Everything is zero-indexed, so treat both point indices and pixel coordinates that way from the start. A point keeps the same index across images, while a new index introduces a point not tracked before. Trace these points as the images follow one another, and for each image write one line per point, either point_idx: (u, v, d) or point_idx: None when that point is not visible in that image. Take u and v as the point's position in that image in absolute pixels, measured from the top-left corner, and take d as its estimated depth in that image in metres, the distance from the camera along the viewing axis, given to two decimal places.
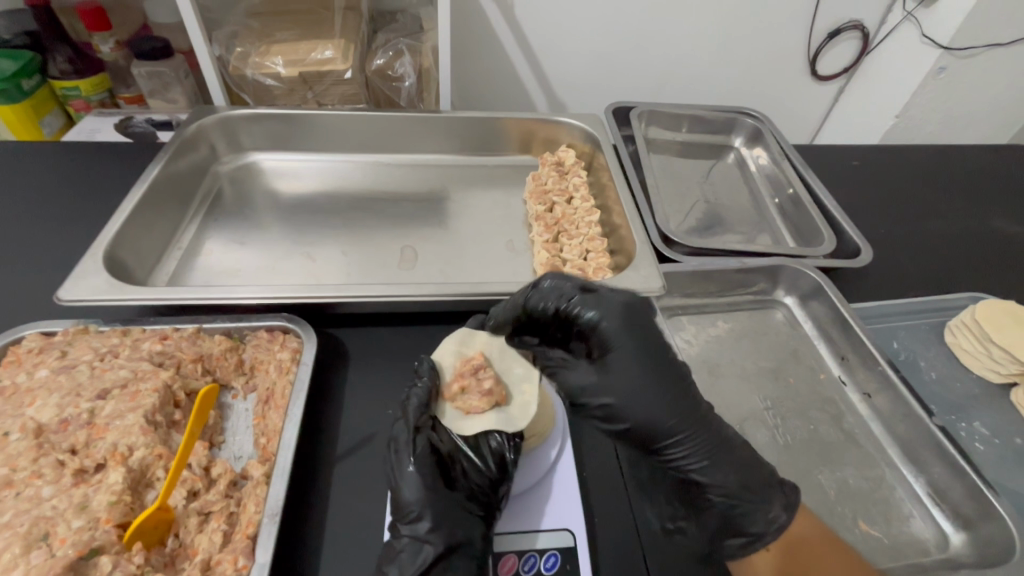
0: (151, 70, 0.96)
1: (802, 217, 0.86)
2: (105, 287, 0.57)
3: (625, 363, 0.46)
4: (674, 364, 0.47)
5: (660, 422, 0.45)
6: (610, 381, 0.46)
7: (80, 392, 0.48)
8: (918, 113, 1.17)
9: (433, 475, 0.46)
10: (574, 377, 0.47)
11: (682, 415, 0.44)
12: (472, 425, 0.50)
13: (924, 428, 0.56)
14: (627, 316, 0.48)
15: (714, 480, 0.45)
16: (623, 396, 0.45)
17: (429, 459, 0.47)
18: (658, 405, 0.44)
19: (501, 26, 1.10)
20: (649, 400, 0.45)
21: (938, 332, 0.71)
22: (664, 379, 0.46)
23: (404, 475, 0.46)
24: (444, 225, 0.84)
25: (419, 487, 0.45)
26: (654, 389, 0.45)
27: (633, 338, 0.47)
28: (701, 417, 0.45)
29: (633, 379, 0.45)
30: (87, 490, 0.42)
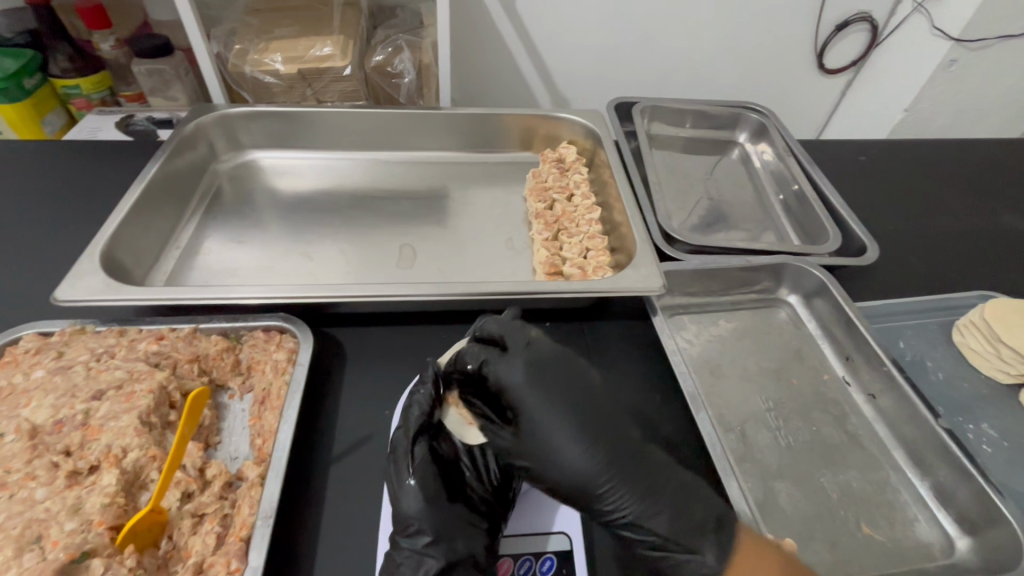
0: (151, 67, 0.96)
1: (807, 213, 0.85)
2: (102, 287, 0.57)
3: (533, 419, 0.47)
4: (588, 406, 0.48)
5: (575, 480, 0.46)
6: (523, 444, 0.47)
7: (75, 393, 0.48)
8: (927, 106, 1.15)
9: (437, 483, 0.46)
10: (495, 442, 0.49)
11: (596, 471, 0.46)
12: (473, 433, 0.51)
13: (929, 430, 0.55)
14: (535, 368, 0.49)
15: (645, 529, 0.45)
16: (534, 446, 0.47)
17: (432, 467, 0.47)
18: (570, 462, 0.46)
19: (502, 21, 1.09)
20: (562, 460, 0.46)
21: (946, 331, 0.69)
22: (575, 433, 0.47)
23: (406, 483, 0.46)
24: (444, 223, 0.83)
25: (421, 495, 0.45)
26: (562, 444, 0.46)
27: (541, 390, 0.48)
28: (620, 470, 0.46)
29: (540, 434, 0.47)
30: (80, 492, 0.42)
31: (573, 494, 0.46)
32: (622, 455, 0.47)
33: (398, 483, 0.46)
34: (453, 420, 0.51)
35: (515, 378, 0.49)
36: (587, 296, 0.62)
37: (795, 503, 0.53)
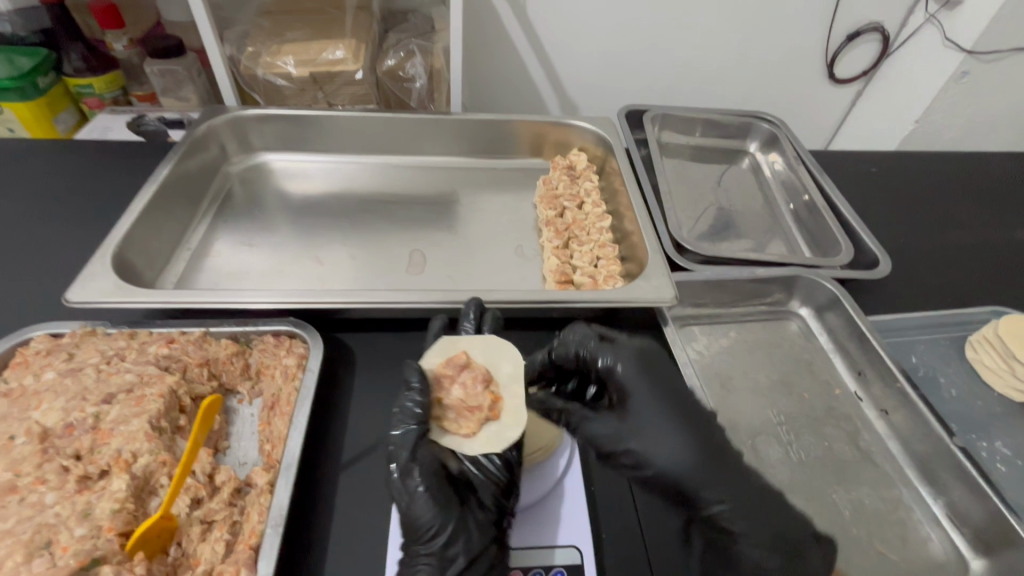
0: (164, 68, 0.96)
1: (818, 225, 0.84)
2: (113, 289, 0.57)
3: (641, 400, 0.47)
4: (684, 405, 0.47)
5: (669, 455, 0.44)
6: (624, 425, 0.46)
7: (85, 396, 0.48)
8: (940, 117, 1.14)
9: (441, 489, 0.46)
10: (591, 426, 0.48)
11: (686, 448, 0.44)
12: (470, 446, 0.48)
13: (944, 448, 0.54)
14: (644, 360, 0.49)
15: (741, 525, 0.42)
16: (633, 437, 0.45)
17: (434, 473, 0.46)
18: (672, 441, 0.44)
19: (513, 26, 1.08)
20: (659, 436, 0.44)
21: (959, 347, 0.69)
22: (673, 415, 0.46)
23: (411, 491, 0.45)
24: (454, 230, 0.83)
25: (428, 503, 0.45)
26: (658, 419, 0.46)
27: (649, 385, 0.48)
28: (712, 450, 0.44)
29: (642, 409, 0.46)
30: (91, 497, 0.42)
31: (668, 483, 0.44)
32: (718, 439, 0.45)
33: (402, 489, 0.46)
34: (434, 431, 0.50)
35: (614, 359, 0.50)
36: (599, 306, 0.62)
37: (806, 519, 0.52)
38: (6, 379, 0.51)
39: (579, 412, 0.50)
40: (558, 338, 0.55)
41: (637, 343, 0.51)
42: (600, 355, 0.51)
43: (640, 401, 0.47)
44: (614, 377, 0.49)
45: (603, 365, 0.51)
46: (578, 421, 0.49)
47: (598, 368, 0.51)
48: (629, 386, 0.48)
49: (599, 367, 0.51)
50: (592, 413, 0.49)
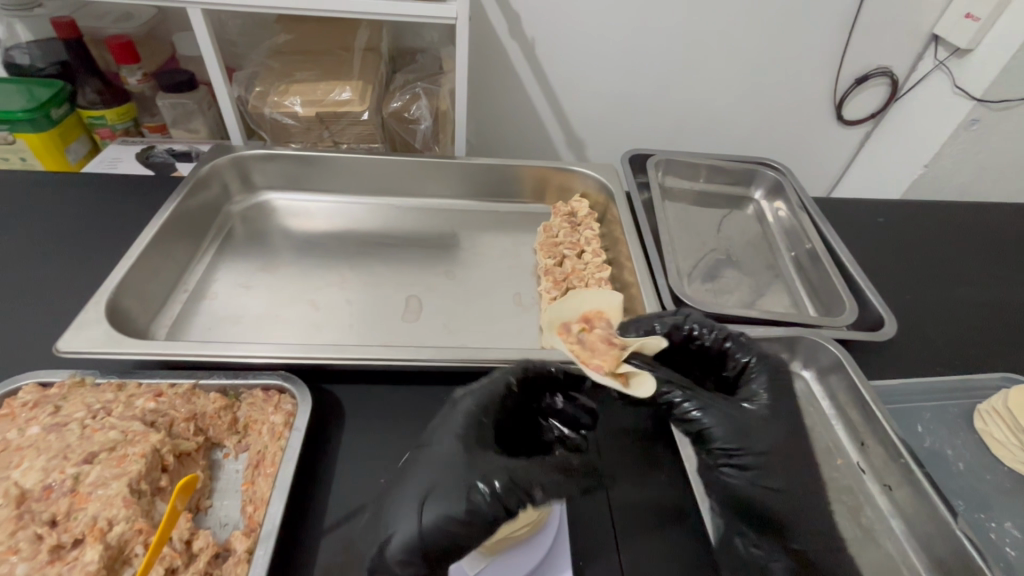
0: (175, 101, 0.97)
1: (821, 278, 0.83)
2: (105, 339, 0.57)
3: (776, 412, 0.51)
4: (801, 430, 0.52)
5: (782, 473, 0.48)
6: (757, 430, 0.49)
7: (67, 455, 0.47)
8: (949, 163, 1.13)
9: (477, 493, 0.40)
10: (713, 415, 0.49)
11: (797, 472, 0.48)
12: (636, 386, 0.51)
13: (950, 533, 0.52)
14: (788, 388, 0.54)
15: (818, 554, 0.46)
16: (758, 442, 0.48)
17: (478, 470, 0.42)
18: (787, 464, 0.48)
19: (521, 66, 1.09)
20: (781, 454, 0.48)
21: (967, 416, 0.67)
22: (795, 438, 0.51)
23: (451, 477, 0.41)
24: (452, 274, 0.82)
25: (445, 459, 0.43)
26: (789, 436, 0.50)
27: (792, 408, 0.52)
28: (812, 478, 0.49)
29: (780, 421, 0.50)
30: (62, 569, 0.41)
31: (761, 504, 0.47)
32: (813, 480, 0.49)
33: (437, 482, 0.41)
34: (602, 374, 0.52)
35: (765, 367, 0.54)
36: None
37: None
38: None
39: (713, 399, 0.50)
40: (698, 320, 0.58)
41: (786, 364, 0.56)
42: (750, 358, 0.55)
43: (777, 411, 0.51)
44: (761, 382, 0.53)
45: (747, 367, 0.55)
46: (708, 410, 0.49)
47: (737, 365, 0.55)
48: (768, 392, 0.52)
49: (743, 366, 0.55)
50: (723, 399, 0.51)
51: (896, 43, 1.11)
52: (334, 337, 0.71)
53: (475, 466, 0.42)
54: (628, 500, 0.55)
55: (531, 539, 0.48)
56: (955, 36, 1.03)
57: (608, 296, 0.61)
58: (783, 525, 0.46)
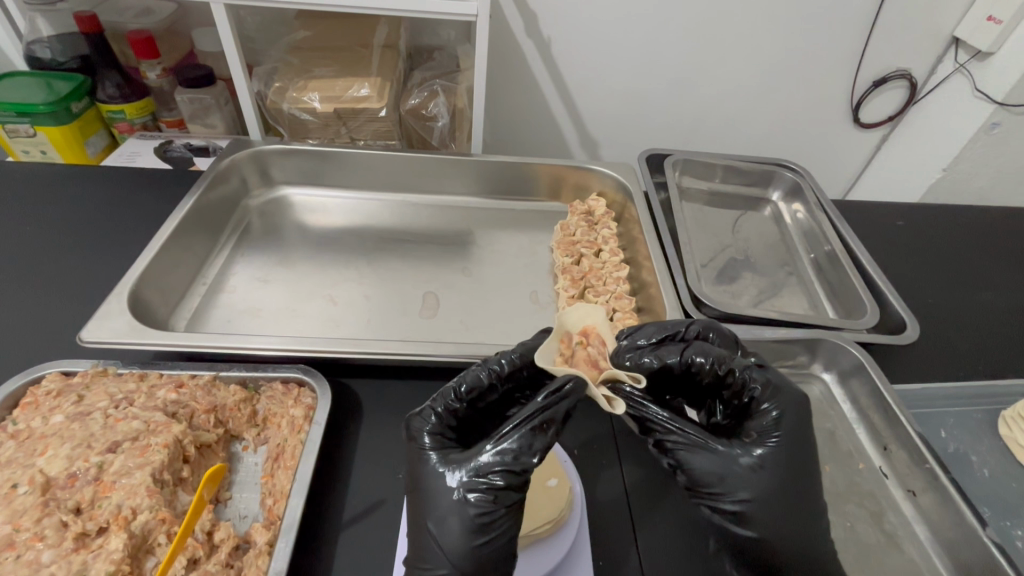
0: (193, 96, 0.96)
1: (841, 280, 0.82)
2: (127, 329, 0.58)
3: (777, 456, 0.45)
4: (804, 464, 0.46)
5: (772, 522, 0.44)
6: (747, 471, 0.44)
7: (91, 444, 0.48)
8: (969, 167, 1.11)
9: (468, 501, 0.41)
10: (698, 457, 0.45)
11: (792, 519, 0.44)
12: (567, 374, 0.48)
13: (977, 540, 0.51)
14: (794, 416, 0.47)
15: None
16: (745, 484, 0.44)
17: (459, 481, 0.41)
18: (779, 506, 0.44)
19: (537, 64, 1.09)
20: (774, 502, 0.44)
21: (990, 422, 0.66)
22: (796, 476, 0.45)
23: (439, 496, 0.42)
24: (469, 271, 0.82)
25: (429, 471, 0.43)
26: (787, 481, 0.45)
27: (795, 442, 0.46)
28: (812, 519, 0.45)
29: (781, 467, 0.45)
30: (87, 557, 0.41)
31: (744, 543, 0.45)
32: (812, 512, 0.45)
33: (432, 501, 0.42)
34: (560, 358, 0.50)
35: (774, 402, 0.47)
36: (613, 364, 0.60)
37: None
38: (15, 420, 0.51)
39: (702, 440, 0.45)
40: (700, 346, 0.50)
41: (800, 396, 0.48)
42: (758, 390, 0.48)
43: (777, 454, 0.45)
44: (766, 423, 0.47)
45: (755, 402, 0.48)
46: (694, 452, 0.45)
47: (743, 399, 0.48)
48: (774, 433, 0.46)
49: (751, 399, 0.48)
50: (716, 442, 0.46)
51: (916, 45, 1.10)
52: (351, 332, 0.71)
53: (455, 471, 0.42)
54: (647, 498, 0.54)
55: (551, 535, 0.48)
56: (976, 39, 1.02)
57: (599, 311, 0.55)
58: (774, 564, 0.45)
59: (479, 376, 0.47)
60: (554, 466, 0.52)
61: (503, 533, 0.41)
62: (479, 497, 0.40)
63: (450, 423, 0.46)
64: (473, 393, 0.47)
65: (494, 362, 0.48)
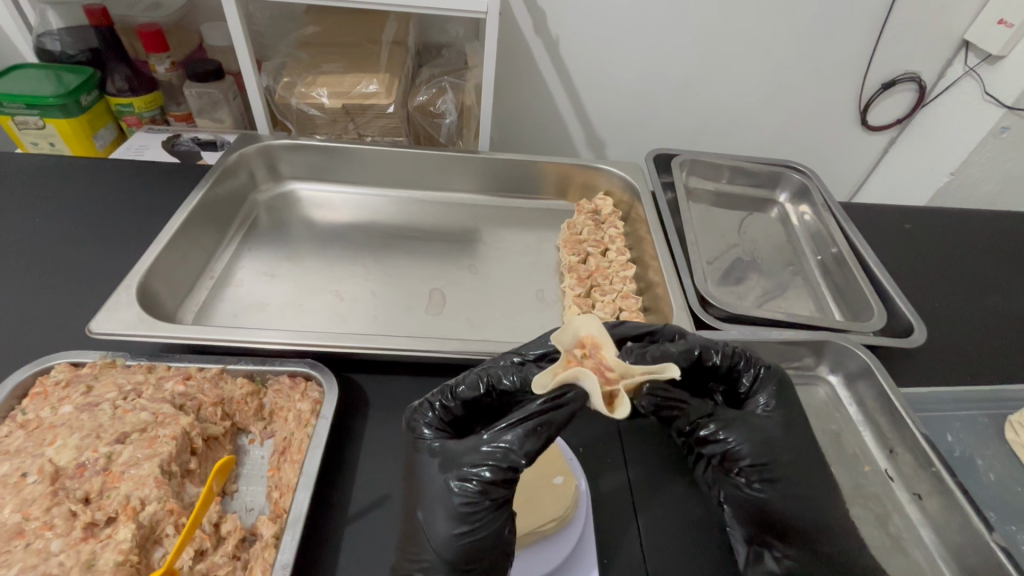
0: (201, 90, 0.96)
1: (848, 282, 0.82)
2: (136, 321, 0.58)
3: (789, 418, 0.49)
4: (811, 433, 0.50)
5: (803, 483, 0.46)
6: (772, 440, 0.47)
7: (100, 435, 0.48)
8: (977, 171, 1.10)
9: (458, 494, 0.40)
10: (730, 434, 0.46)
11: (817, 480, 0.47)
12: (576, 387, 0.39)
13: (983, 544, 0.51)
14: (792, 392, 0.51)
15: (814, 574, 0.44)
16: (774, 452, 0.46)
17: (452, 472, 0.41)
18: (802, 470, 0.46)
19: (544, 62, 1.09)
20: (800, 462, 0.46)
21: (997, 426, 0.66)
22: (807, 444, 0.48)
23: (431, 488, 0.42)
24: (474, 269, 0.82)
25: (428, 464, 0.43)
26: (802, 446, 0.48)
27: (799, 413, 0.50)
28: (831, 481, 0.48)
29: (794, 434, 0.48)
30: (96, 546, 0.42)
31: (788, 518, 0.45)
32: (826, 478, 0.48)
33: (426, 490, 0.42)
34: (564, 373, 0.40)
35: (772, 376, 0.51)
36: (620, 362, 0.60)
37: None
38: (24, 410, 0.51)
39: (729, 417, 0.47)
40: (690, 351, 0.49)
41: (786, 370, 0.53)
42: (758, 368, 0.51)
43: (789, 418, 0.49)
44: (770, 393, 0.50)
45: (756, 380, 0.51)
46: (725, 428, 0.46)
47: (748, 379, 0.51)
48: (781, 402, 0.50)
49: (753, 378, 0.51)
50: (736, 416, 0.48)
51: (926, 48, 1.09)
52: (357, 328, 0.71)
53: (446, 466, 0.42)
54: (652, 496, 0.54)
55: (556, 532, 0.49)
56: (987, 42, 1.02)
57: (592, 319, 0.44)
58: (815, 535, 0.45)
59: (479, 378, 0.46)
60: (561, 463, 0.52)
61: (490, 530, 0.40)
62: (469, 492, 0.40)
63: (450, 420, 0.47)
64: (471, 394, 0.46)
65: (497, 371, 0.46)
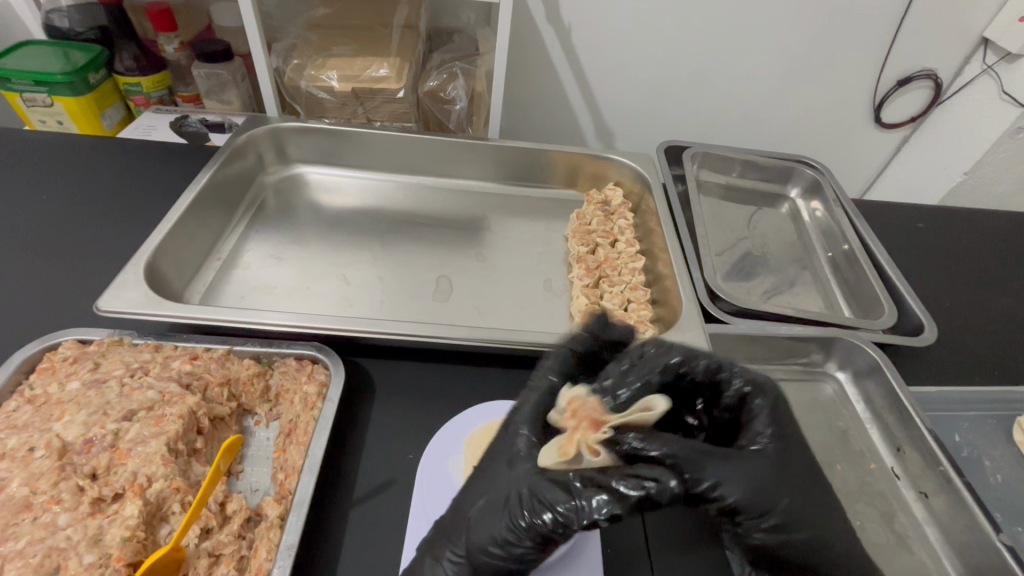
0: (210, 71, 0.94)
1: (858, 280, 0.81)
2: (144, 300, 0.58)
3: (786, 447, 0.44)
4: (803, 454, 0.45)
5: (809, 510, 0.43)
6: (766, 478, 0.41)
7: (107, 411, 0.48)
8: (991, 171, 1.09)
9: (512, 541, 0.38)
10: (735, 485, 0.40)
11: (823, 513, 0.44)
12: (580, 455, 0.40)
13: (988, 544, 0.51)
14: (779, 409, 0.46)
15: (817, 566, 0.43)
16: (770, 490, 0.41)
17: (514, 506, 0.38)
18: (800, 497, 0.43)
19: (555, 49, 1.07)
20: (807, 500, 0.43)
21: (1005, 428, 0.65)
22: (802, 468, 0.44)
23: (486, 513, 0.39)
24: (482, 257, 0.82)
25: (491, 486, 0.41)
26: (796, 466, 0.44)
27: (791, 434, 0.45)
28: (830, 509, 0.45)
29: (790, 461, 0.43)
30: (103, 522, 0.42)
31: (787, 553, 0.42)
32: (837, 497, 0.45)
33: (481, 522, 0.39)
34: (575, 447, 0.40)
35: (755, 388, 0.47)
36: None
37: None
38: (32, 385, 0.51)
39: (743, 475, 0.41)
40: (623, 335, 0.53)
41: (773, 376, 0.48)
42: (737, 378, 0.48)
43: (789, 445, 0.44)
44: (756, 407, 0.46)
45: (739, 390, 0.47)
46: (748, 491, 0.40)
47: (731, 395, 0.47)
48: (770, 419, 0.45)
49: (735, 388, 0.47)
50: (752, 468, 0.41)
51: (944, 45, 1.07)
52: (364, 312, 0.71)
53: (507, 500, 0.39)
54: None
55: None
56: (1007, 40, 1.00)
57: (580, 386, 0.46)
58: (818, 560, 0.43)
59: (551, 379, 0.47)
60: None
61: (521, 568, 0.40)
62: (524, 540, 0.38)
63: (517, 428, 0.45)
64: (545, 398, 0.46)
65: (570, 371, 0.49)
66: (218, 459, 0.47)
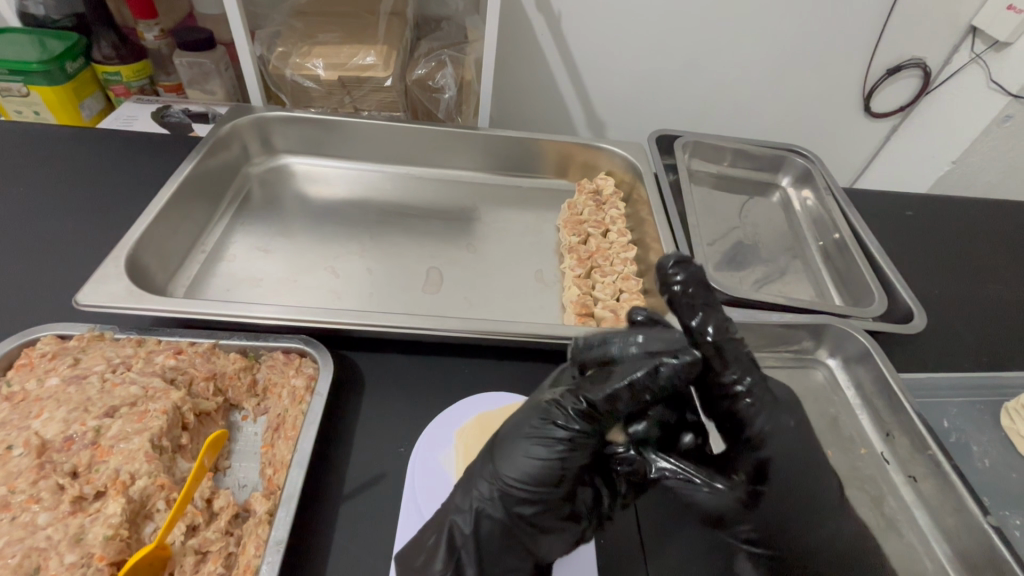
0: (192, 60, 0.92)
1: (848, 267, 0.81)
2: (125, 294, 0.56)
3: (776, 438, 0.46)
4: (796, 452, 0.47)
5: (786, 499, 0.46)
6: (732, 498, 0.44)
7: (87, 408, 0.47)
8: (978, 160, 1.09)
9: (548, 445, 0.41)
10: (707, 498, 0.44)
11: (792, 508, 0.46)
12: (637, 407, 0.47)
13: (976, 526, 0.51)
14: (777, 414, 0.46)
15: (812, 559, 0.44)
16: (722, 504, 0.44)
17: (545, 422, 0.42)
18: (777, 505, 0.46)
19: (545, 37, 1.06)
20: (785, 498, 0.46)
21: (991, 414, 0.67)
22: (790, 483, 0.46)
23: (514, 444, 0.42)
24: (473, 247, 0.81)
25: (521, 417, 0.44)
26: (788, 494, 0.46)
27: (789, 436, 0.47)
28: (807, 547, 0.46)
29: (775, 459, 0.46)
30: (84, 520, 0.41)
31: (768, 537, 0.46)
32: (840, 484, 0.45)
33: (515, 435, 0.43)
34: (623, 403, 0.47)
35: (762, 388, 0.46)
36: None
37: None
38: (9, 381, 0.50)
39: (690, 475, 0.44)
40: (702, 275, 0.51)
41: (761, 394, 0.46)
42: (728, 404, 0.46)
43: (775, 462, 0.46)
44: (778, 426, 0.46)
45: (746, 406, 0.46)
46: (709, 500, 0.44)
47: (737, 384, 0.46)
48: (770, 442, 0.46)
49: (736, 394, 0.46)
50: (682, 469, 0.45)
51: (935, 33, 1.07)
52: (353, 305, 0.70)
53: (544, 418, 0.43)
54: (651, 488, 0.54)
55: None
56: (995, 29, 1.00)
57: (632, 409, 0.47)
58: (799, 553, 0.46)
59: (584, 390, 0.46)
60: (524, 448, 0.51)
61: (550, 508, 0.42)
62: (555, 446, 0.41)
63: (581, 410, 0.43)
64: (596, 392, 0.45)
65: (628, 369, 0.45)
66: (204, 455, 0.46)
